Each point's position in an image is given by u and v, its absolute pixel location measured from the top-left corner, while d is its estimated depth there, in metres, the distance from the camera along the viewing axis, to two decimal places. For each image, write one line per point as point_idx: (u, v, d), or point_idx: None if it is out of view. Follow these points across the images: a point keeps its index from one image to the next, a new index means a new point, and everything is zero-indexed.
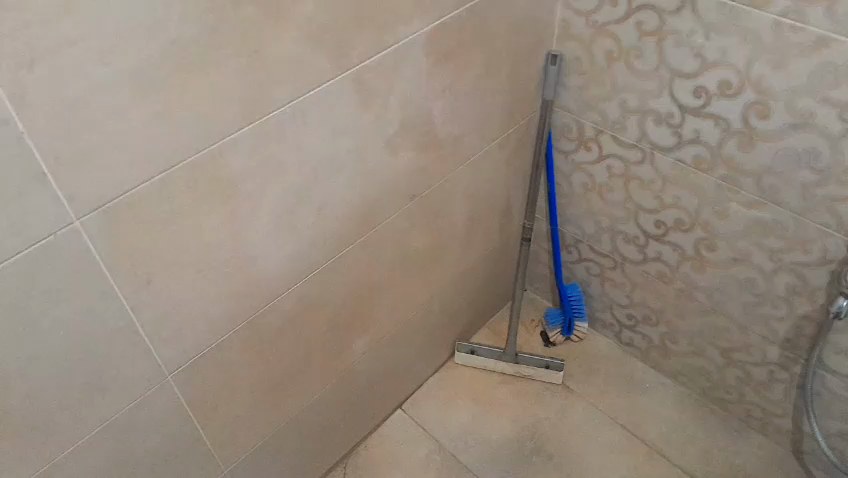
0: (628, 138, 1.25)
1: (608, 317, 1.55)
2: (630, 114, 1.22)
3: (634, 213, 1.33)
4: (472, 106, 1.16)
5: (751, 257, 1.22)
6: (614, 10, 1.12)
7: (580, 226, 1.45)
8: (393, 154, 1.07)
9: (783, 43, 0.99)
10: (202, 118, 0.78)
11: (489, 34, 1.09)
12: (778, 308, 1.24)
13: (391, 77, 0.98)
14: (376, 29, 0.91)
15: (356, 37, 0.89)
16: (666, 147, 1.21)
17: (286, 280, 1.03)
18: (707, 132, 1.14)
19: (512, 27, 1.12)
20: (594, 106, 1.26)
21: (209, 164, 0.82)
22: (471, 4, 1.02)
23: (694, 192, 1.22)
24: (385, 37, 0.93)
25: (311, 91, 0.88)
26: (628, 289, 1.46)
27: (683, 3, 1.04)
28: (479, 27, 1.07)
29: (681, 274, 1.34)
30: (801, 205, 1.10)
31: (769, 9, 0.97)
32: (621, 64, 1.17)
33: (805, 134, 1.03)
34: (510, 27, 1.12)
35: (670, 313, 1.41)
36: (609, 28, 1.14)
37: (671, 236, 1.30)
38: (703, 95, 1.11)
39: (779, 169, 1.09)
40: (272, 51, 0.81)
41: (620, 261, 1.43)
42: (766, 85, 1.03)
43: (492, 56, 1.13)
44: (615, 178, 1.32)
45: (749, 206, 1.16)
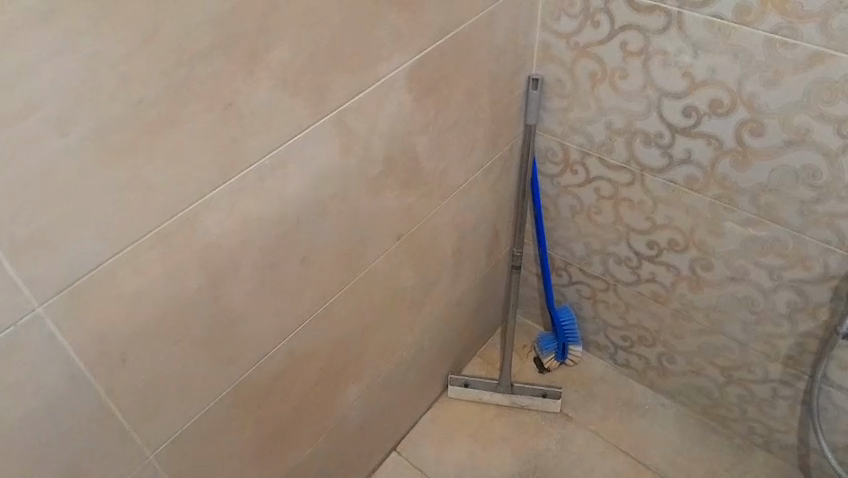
0: (616, 159, 1.21)
1: (602, 339, 1.51)
2: (617, 136, 1.17)
3: (626, 235, 1.29)
4: (456, 138, 1.11)
5: (749, 276, 1.19)
6: (596, 32, 1.08)
7: (569, 249, 1.40)
8: (378, 195, 1.01)
9: (776, 60, 0.96)
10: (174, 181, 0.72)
11: (469, 63, 1.04)
12: (779, 326, 1.21)
13: (374, 115, 0.92)
14: (357, 68, 0.85)
15: (336, 79, 0.84)
16: (656, 167, 1.17)
17: (273, 338, 0.96)
18: (698, 152, 1.11)
19: (492, 53, 1.08)
20: (578, 129, 1.21)
21: (186, 227, 0.76)
22: (450, 35, 0.97)
23: (688, 212, 1.18)
24: (366, 77, 0.88)
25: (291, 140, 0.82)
26: (622, 311, 1.42)
27: (669, 23, 1.01)
28: (458, 57, 1.01)
29: (678, 294, 1.30)
30: (800, 222, 1.07)
31: (759, 26, 0.94)
32: (605, 85, 1.13)
33: (802, 151, 1.01)
34: (489, 54, 1.07)
35: (666, 334, 1.38)
36: (591, 49, 1.10)
37: (665, 256, 1.27)
38: (693, 114, 1.07)
39: (776, 186, 1.06)
40: (247, 104, 0.75)
41: (612, 283, 1.39)
42: (759, 103, 1.00)
43: (473, 84, 1.08)
44: (603, 200, 1.28)
45: (745, 225, 1.13)
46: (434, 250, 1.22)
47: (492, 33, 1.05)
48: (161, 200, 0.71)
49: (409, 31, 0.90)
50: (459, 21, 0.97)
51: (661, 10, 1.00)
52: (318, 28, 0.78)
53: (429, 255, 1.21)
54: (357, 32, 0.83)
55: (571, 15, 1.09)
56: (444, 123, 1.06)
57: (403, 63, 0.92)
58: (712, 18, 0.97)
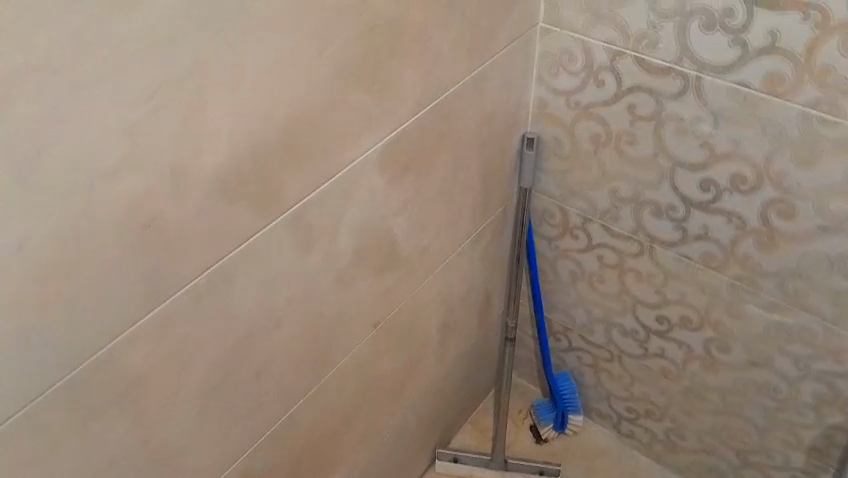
0: (622, 228, 1.06)
1: (605, 407, 1.37)
2: (623, 204, 1.03)
3: (632, 306, 1.15)
4: (441, 212, 0.97)
5: (771, 362, 1.05)
6: (600, 91, 0.93)
7: (569, 315, 1.26)
8: (347, 288, 0.87)
9: (812, 137, 0.81)
10: (60, 327, 0.57)
11: (452, 131, 0.90)
12: (804, 415, 1.08)
13: (339, 206, 0.79)
14: (313, 159, 0.72)
15: (288, 175, 0.70)
16: (669, 240, 1.03)
17: (223, 460, 0.82)
18: (717, 229, 0.97)
19: (480, 117, 0.93)
20: (580, 193, 1.07)
21: (87, 381, 0.62)
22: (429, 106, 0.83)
23: (703, 290, 1.05)
24: (326, 167, 0.74)
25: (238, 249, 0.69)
26: (627, 382, 1.28)
27: (686, 87, 0.86)
28: (440, 127, 0.87)
29: (689, 372, 1.17)
30: (832, 313, 0.94)
31: (793, 99, 0.80)
32: (610, 149, 0.99)
33: (838, 238, 0.87)
34: (477, 118, 0.93)
35: (676, 410, 1.25)
36: (594, 110, 0.96)
37: (676, 332, 1.13)
38: (711, 188, 0.93)
39: (806, 273, 0.93)
40: (170, 222, 0.61)
41: (616, 353, 1.25)
42: (790, 183, 0.86)
43: (459, 153, 0.93)
44: (607, 268, 1.13)
45: (769, 309, 1.00)
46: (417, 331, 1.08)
47: (480, 96, 0.91)
48: (41, 355, 0.57)
49: (379, 109, 0.76)
50: (440, 89, 0.83)
51: (677, 73, 0.86)
52: (262, 122, 0.64)
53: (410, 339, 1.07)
54: (314, 121, 0.69)
55: (571, 72, 0.94)
56: (426, 199, 0.92)
57: (374, 144, 0.78)
58: (738, 85, 0.83)
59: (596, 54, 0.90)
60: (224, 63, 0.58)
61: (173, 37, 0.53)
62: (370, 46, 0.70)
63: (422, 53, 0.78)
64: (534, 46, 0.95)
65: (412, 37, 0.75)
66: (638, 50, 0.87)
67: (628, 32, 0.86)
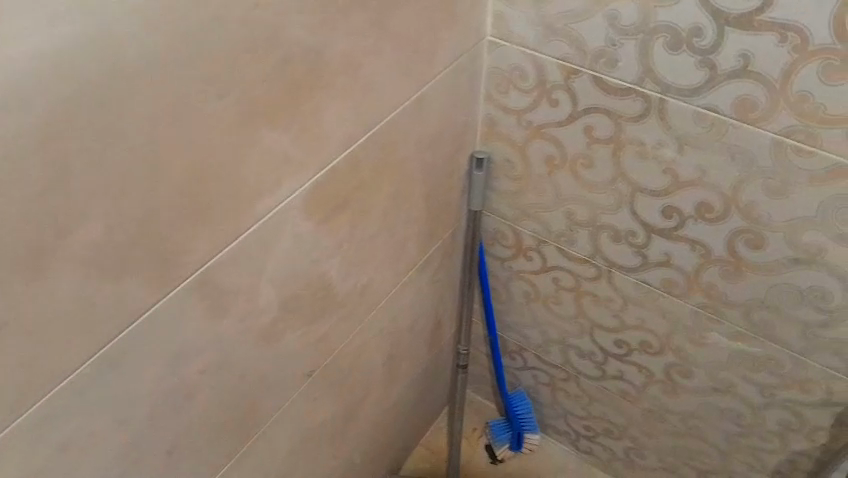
0: (578, 252, 0.98)
1: (561, 424, 1.31)
2: (579, 228, 0.95)
3: (590, 330, 1.08)
4: (381, 245, 0.87)
5: (735, 389, 1.00)
6: (554, 111, 0.84)
7: (523, 335, 1.18)
8: (275, 343, 0.77)
9: (785, 167, 0.74)
10: None
11: (392, 160, 0.80)
12: (768, 441, 1.03)
13: (259, 259, 0.68)
14: (224, 215, 0.61)
15: (194, 237, 0.59)
16: (629, 266, 0.95)
17: None
18: (680, 256, 0.89)
19: (422, 140, 0.83)
20: (533, 215, 0.98)
21: None
22: (363, 137, 0.73)
23: (665, 316, 0.98)
24: (241, 220, 0.63)
25: (130, 328, 0.57)
26: (584, 401, 1.22)
27: (649, 110, 0.78)
28: (377, 158, 0.77)
29: (649, 395, 1.11)
30: (801, 345, 0.88)
31: (766, 126, 0.72)
32: (565, 172, 0.90)
33: (810, 271, 0.81)
34: (419, 142, 0.83)
35: (635, 430, 1.20)
36: (548, 129, 0.87)
37: (636, 357, 1.07)
38: (674, 215, 0.86)
39: (774, 304, 0.86)
40: (36, 314, 0.49)
41: (573, 374, 1.18)
42: (759, 214, 0.79)
43: (400, 182, 0.83)
44: (563, 291, 1.06)
45: (733, 338, 0.94)
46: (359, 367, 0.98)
47: (423, 118, 0.81)
48: None
49: (303, 149, 0.66)
50: (375, 118, 0.73)
51: (638, 94, 0.77)
52: (155, 184, 0.53)
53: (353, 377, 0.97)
54: (223, 173, 0.58)
55: (522, 88, 0.85)
56: (364, 236, 0.82)
57: (300, 188, 0.68)
58: (705, 110, 0.74)
59: (549, 71, 0.81)
60: (93, 122, 0.46)
61: (26, 104, 0.42)
62: (288, 84, 0.60)
63: (351, 82, 0.67)
64: (481, 59, 0.85)
65: (339, 65, 0.65)
66: (596, 69, 0.78)
67: (585, 48, 0.77)
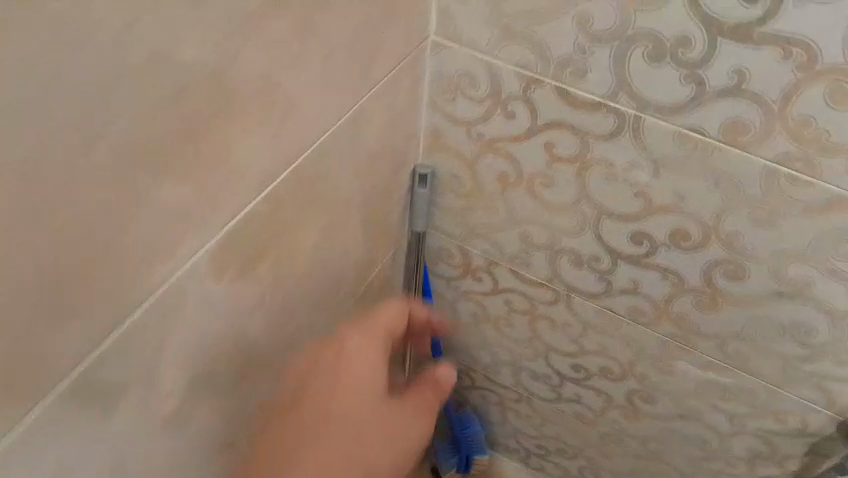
0: (534, 275, 0.87)
1: (511, 442, 1.22)
2: (535, 251, 0.84)
3: (544, 353, 0.98)
4: (317, 288, 0.73)
5: (701, 416, 0.92)
6: (509, 124, 0.72)
7: (471, 356, 1.07)
8: (188, 426, 0.63)
9: (776, 196, 0.64)
10: None
11: (324, 193, 0.66)
12: (733, 466, 0.97)
13: (158, 337, 0.53)
14: (100, 294, 0.46)
15: (58, 330, 0.44)
16: (590, 291, 0.85)
17: None
18: (649, 284, 0.80)
19: (357, 166, 0.69)
20: (483, 234, 0.86)
21: None
22: (284, 172, 0.59)
23: (628, 343, 0.89)
24: (126, 297, 0.49)
25: None
26: (537, 422, 1.13)
27: (622, 128, 0.66)
28: (304, 194, 0.63)
29: (608, 419, 1.03)
30: (778, 377, 0.81)
31: (759, 151, 0.62)
32: (520, 191, 0.78)
33: (795, 305, 0.72)
34: (354, 167, 0.69)
35: (591, 451, 1.12)
36: (503, 144, 0.74)
37: (594, 381, 0.98)
38: (645, 242, 0.75)
39: (751, 336, 0.78)
40: None
41: (525, 395, 1.09)
42: (742, 244, 0.70)
43: (331, 218, 0.69)
44: (516, 313, 0.95)
45: (704, 367, 0.85)
46: (347, 350, 0.67)
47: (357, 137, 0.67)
48: None
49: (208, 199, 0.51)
50: (300, 149, 0.59)
51: (610, 110, 0.66)
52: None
53: (343, 378, 0.65)
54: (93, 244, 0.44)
55: (472, 98, 0.72)
56: (293, 283, 0.68)
57: (204, 244, 0.54)
58: (689, 130, 0.63)
59: (505, 79, 0.68)
60: None
61: None
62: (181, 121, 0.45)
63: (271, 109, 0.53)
64: (423, 62, 0.72)
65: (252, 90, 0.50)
66: (562, 80, 0.65)
67: (549, 56, 0.64)
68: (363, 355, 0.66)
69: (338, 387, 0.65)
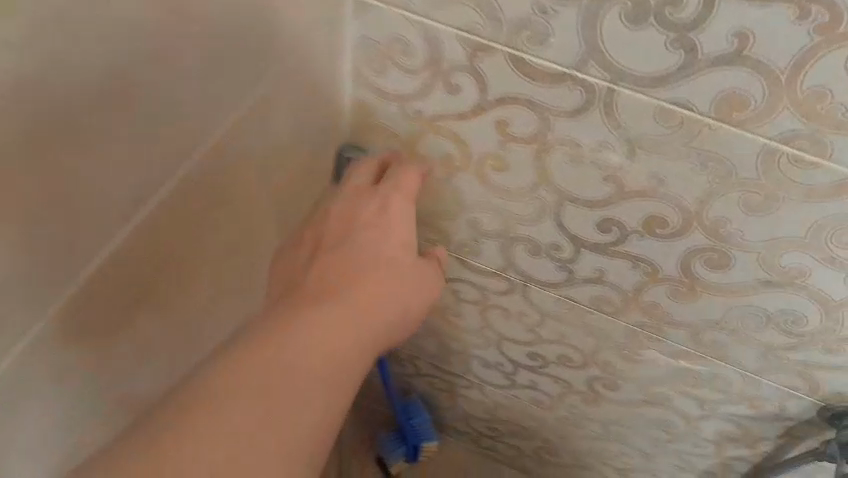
0: (484, 264, 0.76)
1: (461, 426, 1.13)
2: (485, 240, 0.72)
3: (497, 342, 0.88)
4: (187, 283, 0.60)
5: (668, 402, 0.85)
6: (453, 98, 0.59)
7: (415, 345, 0.96)
8: None
9: (774, 179, 0.54)
10: None
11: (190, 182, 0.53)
12: (700, 447, 0.91)
13: None
14: None
15: None
16: (549, 281, 0.74)
17: None
18: (616, 273, 0.69)
19: (240, 146, 0.56)
20: (424, 222, 0.74)
21: None
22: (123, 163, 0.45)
23: (591, 332, 0.79)
24: None
25: None
26: (489, 407, 1.04)
27: (591, 102, 0.54)
28: (160, 187, 0.50)
29: (566, 404, 0.95)
30: (756, 364, 0.73)
31: (758, 129, 0.51)
32: (467, 175, 0.66)
33: (783, 294, 0.64)
34: (233, 152, 0.55)
35: (547, 433, 1.04)
36: (446, 121, 0.61)
37: (552, 369, 0.89)
38: (614, 229, 0.64)
39: (730, 326, 0.70)
40: None
41: (476, 382, 0.99)
42: (728, 231, 0.60)
43: (205, 205, 0.56)
44: (464, 303, 0.84)
45: (675, 355, 0.77)
46: (389, 211, 0.63)
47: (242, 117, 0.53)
48: None
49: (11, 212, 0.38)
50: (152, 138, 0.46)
51: (577, 82, 0.53)
52: None
53: (382, 244, 0.62)
54: None
55: (405, 67, 0.58)
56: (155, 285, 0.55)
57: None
58: (674, 105, 0.52)
59: (446, 45, 0.54)
60: None
61: None
62: None
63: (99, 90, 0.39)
64: (342, 24, 0.57)
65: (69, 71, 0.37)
66: (516, 45, 0.52)
67: (500, 16, 0.51)
68: (406, 223, 0.64)
69: (382, 256, 0.61)
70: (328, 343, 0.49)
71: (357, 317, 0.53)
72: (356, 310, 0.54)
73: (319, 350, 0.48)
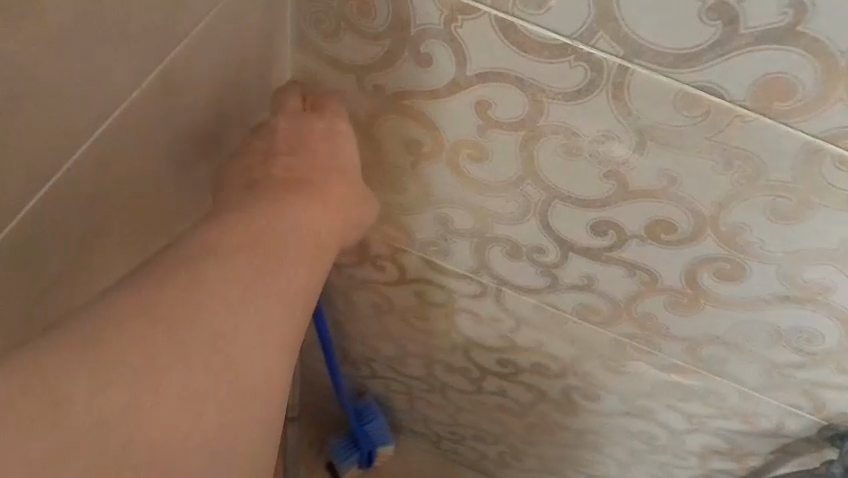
0: (453, 265, 0.65)
1: (421, 427, 1.04)
2: (456, 239, 0.61)
3: (464, 347, 0.78)
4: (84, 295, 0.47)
5: (653, 414, 0.76)
6: (423, 73, 0.47)
7: (371, 346, 0.86)
8: None
9: (812, 183, 0.44)
10: None
11: (71, 178, 0.39)
12: (683, 459, 0.83)
13: None
14: None
15: None
16: (528, 286, 0.64)
17: None
18: (608, 281, 0.59)
19: (142, 126, 0.43)
20: (384, 216, 0.62)
21: None
22: None
23: (572, 341, 0.70)
24: None
25: None
26: (451, 410, 0.95)
27: (596, 82, 0.43)
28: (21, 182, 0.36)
29: (538, 412, 0.86)
30: (758, 382, 0.65)
31: (802, 122, 0.41)
32: (437, 164, 0.54)
33: (802, 310, 0.55)
34: (133, 135, 0.42)
35: (514, 439, 0.95)
36: (414, 99, 0.50)
37: (525, 377, 0.79)
38: (610, 232, 0.54)
39: (734, 341, 0.61)
40: None
41: (439, 386, 0.90)
42: (747, 240, 0.50)
43: (99, 204, 0.43)
44: (429, 305, 0.73)
45: (666, 369, 0.68)
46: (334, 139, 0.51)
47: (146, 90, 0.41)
48: None
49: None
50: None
51: (581, 58, 0.42)
52: None
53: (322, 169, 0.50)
54: None
55: (364, 30, 0.46)
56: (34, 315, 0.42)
57: None
58: (699, 88, 0.41)
59: (417, 2, 0.43)
60: None
61: None
62: None
63: None
64: None
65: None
66: (508, 7, 0.41)
67: None
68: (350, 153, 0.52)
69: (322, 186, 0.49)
70: (295, 262, 0.44)
71: (298, 244, 0.45)
72: (329, 225, 0.48)
73: (290, 270, 0.43)
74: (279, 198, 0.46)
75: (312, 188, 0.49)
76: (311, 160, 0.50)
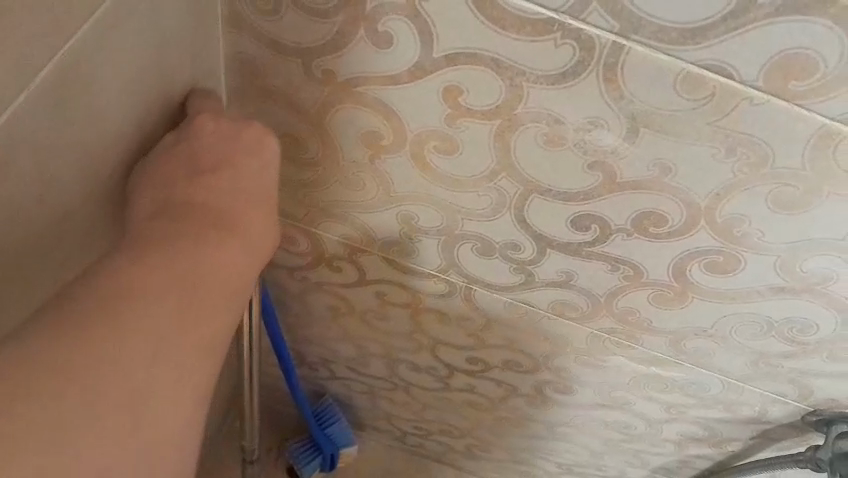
0: (418, 265, 0.59)
1: (383, 424, 0.98)
2: (422, 236, 0.55)
3: (430, 347, 0.73)
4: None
5: (629, 405, 0.73)
6: (381, 54, 0.40)
7: (328, 348, 0.79)
8: None
9: (822, 170, 0.40)
10: None
11: None
12: (659, 447, 0.80)
13: None
14: None
15: None
16: (501, 284, 0.58)
17: None
18: (588, 277, 0.54)
19: (49, 144, 0.34)
20: (339, 216, 0.56)
21: None
22: None
23: (546, 338, 0.65)
24: None
25: None
26: (415, 407, 0.90)
27: (583, 62, 0.37)
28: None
29: (508, 406, 0.81)
30: (743, 373, 0.61)
31: (820, 103, 0.36)
32: (399, 158, 0.48)
33: (797, 302, 0.51)
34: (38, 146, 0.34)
35: (482, 432, 0.91)
36: (370, 86, 0.43)
37: (495, 373, 0.74)
38: (593, 227, 0.49)
39: (722, 333, 0.57)
40: None
41: (402, 384, 0.84)
42: (746, 232, 0.46)
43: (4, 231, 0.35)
44: (391, 306, 0.67)
45: (646, 362, 0.64)
46: (260, 157, 0.44)
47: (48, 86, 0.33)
48: None
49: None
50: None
51: (568, 36, 0.36)
52: None
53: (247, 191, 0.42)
54: None
55: (308, 6, 0.39)
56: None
57: None
58: (704, 67, 0.36)
59: None
60: None
61: None
62: None
63: None
64: None
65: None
66: None
67: None
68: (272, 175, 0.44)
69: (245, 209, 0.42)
70: (211, 318, 0.36)
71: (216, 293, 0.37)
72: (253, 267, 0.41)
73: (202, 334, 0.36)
74: (202, 232, 0.38)
75: (235, 220, 0.41)
76: (234, 186, 0.42)
